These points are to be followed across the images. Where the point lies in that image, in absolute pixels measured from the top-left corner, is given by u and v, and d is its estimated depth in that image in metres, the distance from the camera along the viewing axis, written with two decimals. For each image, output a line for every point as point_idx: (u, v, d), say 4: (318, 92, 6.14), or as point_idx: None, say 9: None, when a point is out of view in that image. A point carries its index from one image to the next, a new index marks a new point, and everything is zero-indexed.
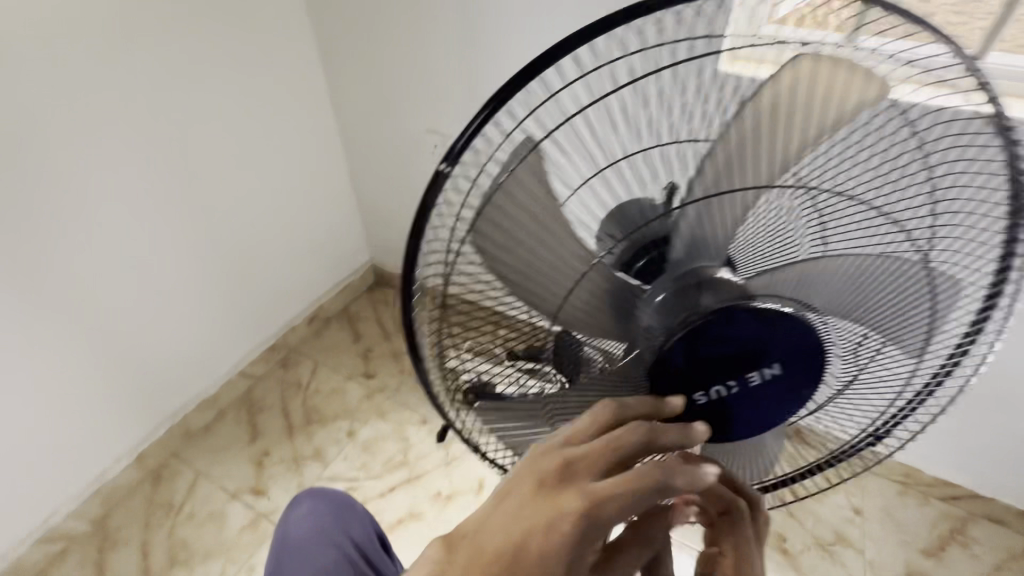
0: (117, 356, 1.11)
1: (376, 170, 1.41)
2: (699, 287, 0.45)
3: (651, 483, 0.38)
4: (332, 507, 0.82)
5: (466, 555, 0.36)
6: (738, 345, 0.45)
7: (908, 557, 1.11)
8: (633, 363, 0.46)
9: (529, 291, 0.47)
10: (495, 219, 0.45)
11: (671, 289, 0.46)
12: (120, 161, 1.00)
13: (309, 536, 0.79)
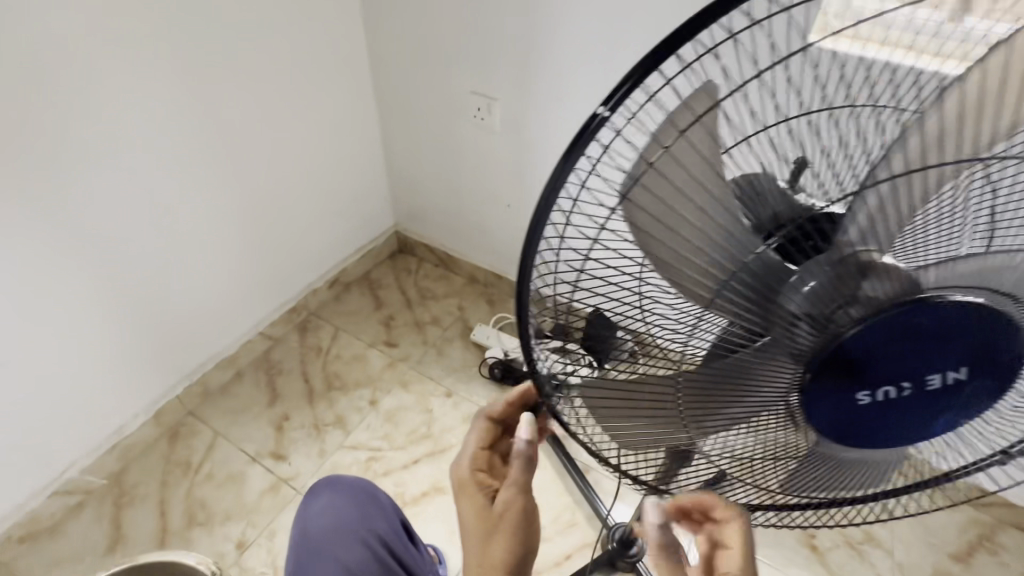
0: (138, 309, 1.06)
1: (410, 130, 1.34)
2: (861, 273, 0.39)
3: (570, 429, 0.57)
4: (356, 502, 0.74)
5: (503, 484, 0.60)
6: (900, 344, 0.40)
7: (937, 560, 1.09)
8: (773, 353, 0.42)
9: (671, 267, 0.46)
10: (645, 193, 0.44)
11: (828, 274, 0.40)
12: (150, 101, 0.93)
13: (331, 532, 0.70)
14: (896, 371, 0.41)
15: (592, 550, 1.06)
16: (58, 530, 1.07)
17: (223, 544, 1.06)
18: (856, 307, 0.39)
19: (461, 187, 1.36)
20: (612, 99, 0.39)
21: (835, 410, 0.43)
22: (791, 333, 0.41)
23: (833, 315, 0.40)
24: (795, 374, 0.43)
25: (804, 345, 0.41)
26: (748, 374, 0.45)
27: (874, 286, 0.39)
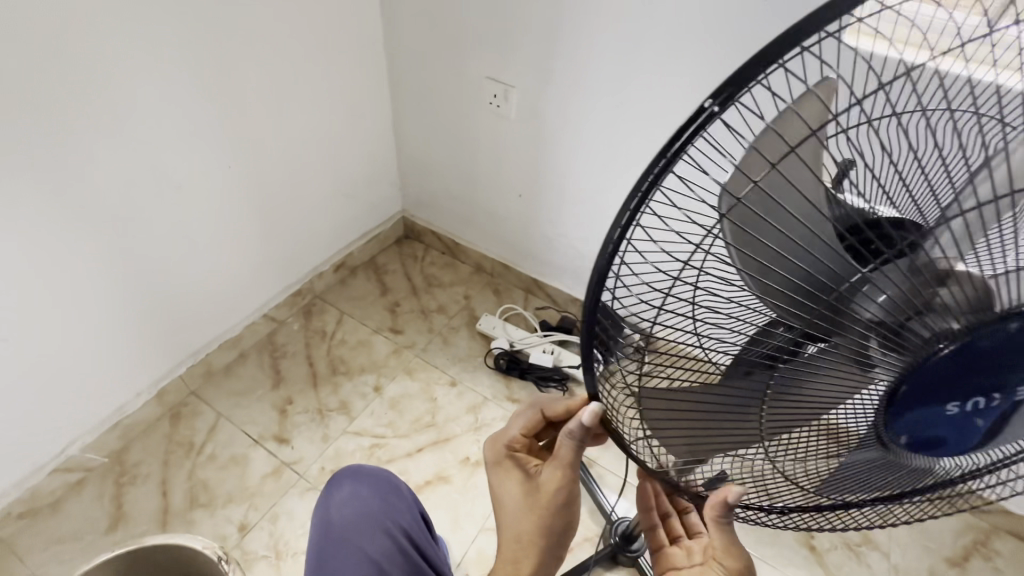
0: (144, 286, 1.04)
1: (423, 115, 1.32)
2: (944, 280, 0.36)
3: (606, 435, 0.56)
4: (376, 493, 0.73)
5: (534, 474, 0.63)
6: (989, 360, 0.36)
7: (933, 564, 1.11)
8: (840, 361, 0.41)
9: (754, 276, 0.43)
10: (739, 195, 0.41)
11: (905, 282, 0.37)
12: (162, 74, 0.91)
13: (353, 522, 0.70)
14: (983, 382, 0.37)
15: (595, 543, 1.06)
16: (57, 508, 1.06)
17: (225, 527, 1.06)
18: (939, 316, 0.36)
19: (473, 175, 1.35)
20: (721, 94, 0.38)
21: (911, 422, 0.40)
22: (862, 342, 0.39)
23: (905, 326, 0.37)
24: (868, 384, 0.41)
25: (873, 355, 0.39)
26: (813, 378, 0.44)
27: (954, 293, 0.36)
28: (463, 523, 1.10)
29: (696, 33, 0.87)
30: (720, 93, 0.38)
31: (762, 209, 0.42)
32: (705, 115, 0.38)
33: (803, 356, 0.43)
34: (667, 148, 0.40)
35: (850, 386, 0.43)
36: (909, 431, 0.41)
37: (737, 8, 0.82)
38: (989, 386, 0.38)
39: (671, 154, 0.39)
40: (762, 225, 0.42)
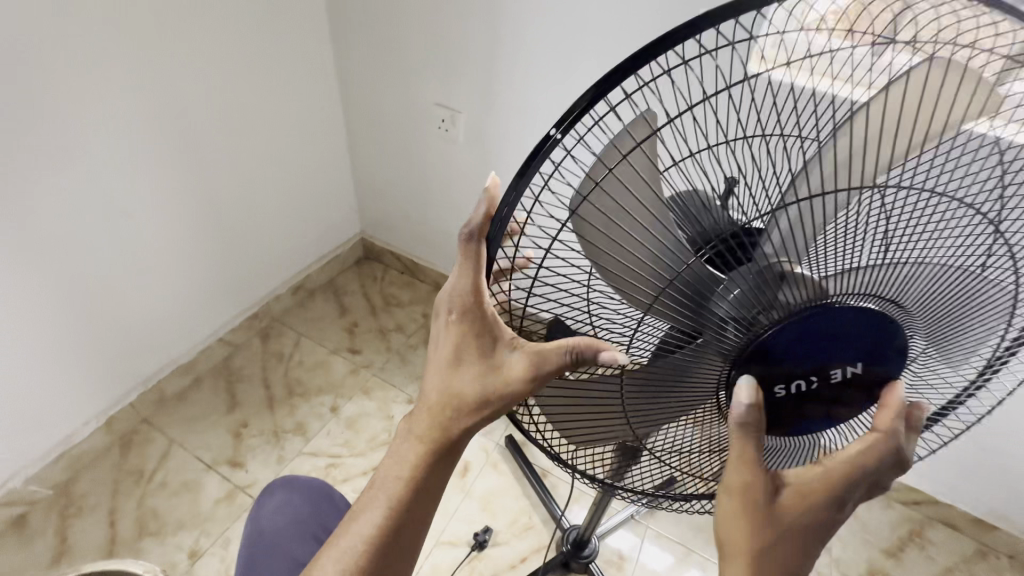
0: (92, 314, 1.04)
1: (376, 141, 1.37)
2: (781, 281, 0.43)
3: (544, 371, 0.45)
4: (309, 501, 0.77)
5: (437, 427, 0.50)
6: (807, 343, 0.45)
7: (872, 557, 1.16)
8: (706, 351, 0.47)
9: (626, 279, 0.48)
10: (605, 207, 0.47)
11: (750, 284, 0.43)
12: (108, 106, 0.93)
13: (285, 529, 0.74)
14: (797, 367, 0.46)
15: (547, 551, 1.09)
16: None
17: (175, 554, 1.05)
18: (775, 310, 0.43)
19: (425, 196, 1.39)
20: (562, 121, 0.42)
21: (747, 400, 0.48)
22: (720, 336, 0.45)
23: (754, 320, 0.44)
24: (720, 370, 0.48)
25: (729, 344, 0.45)
26: (684, 373, 0.49)
27: (789, 293, 0.43)
28: None
29: (619, 61, 0.94)
30: (562, 121, 0.41)
31: (610, 213, 0.48)
32: (551, 141, 0.42)
33: (691, 347, 0.47)
34: (525, 170, 0.42)
35: (709, 381, 0.49)
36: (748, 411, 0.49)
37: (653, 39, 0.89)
38: (806, 370, 0.46)
39: (528, 168, 0.43)
40: (616, 226, 0.48)
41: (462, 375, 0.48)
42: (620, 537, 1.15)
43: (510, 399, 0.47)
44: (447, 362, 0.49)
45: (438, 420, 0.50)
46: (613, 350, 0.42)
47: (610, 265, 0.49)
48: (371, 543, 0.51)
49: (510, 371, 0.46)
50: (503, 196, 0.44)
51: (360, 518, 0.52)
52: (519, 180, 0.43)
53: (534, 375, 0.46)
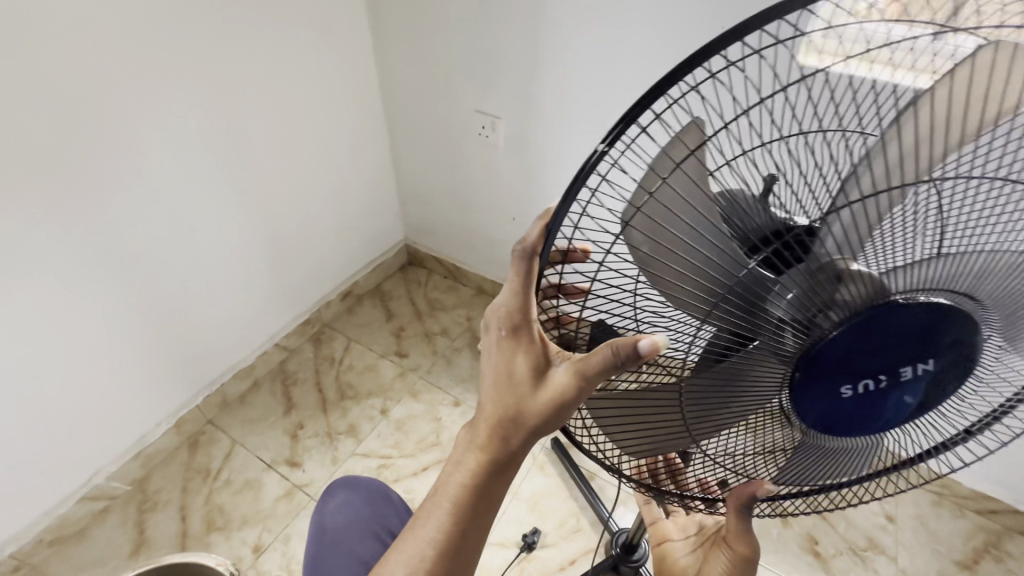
0: (164, 322, 1.11)
1: (418, 150, 1.41)
2: (838, 280, 0.41)
3: (594, 377, 0.45)
4: (370, 503, 0.80)
5: (492, 437, 0.50)
6: (876, 340, 0.43)
7: (943, 568, 1.10)
8: (765, 352, 0.45)
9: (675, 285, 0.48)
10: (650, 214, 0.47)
11: (808, 284, 0.41)
12: (176, 129, 0.99)
13: (345, 528, 0.77)
14: (868, 365, 0.44)
15: (596, 555, 1.09)
16: (84, 535, 1.11)
17: (240, 549, 1.10)
18: (836, 309, 0.41)
19: (467, 202, 1.42)
20: (608, 133, 0.39)
21: (817, 402, 0.46)
22: (779, 338, 0.44)
23: (813, 320, 0.42)
24: (781, 372, 0.46)
25: (788, 346, 0.44)
26: (744, 377, 0.48)
27: (847, 291, 0.41)
28: None
29: (662, 61, 0.93)
30: (610, 134, 0.39)
31: (659, 219, 0.48)
32: (597, 156, 0.39)
33: (748, 350, 0.46)
34: (570, 188, 0.41)
35: (770, 383, 0.47)
36: (817, 412, 0.47)
37: (698, 36, 0.87)
38: (875, 368, 0.44)
39: (574, 187, 0.40)
40: (666, 229, 0.48)
41: (513, 389, 0.48)
42: None
43: (563, 406, 0.47)
44: (498, 377, 0.49)
45: (489, 434, 0.50)
46: (650, 339, 0.42)
47: (658, 272, 0.49)
48: (437, 548, 0.54)
49: (562, 379, 0.46)
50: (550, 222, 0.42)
51: (422, 526, 0.55)
52: (563, 204, 0.42)
53: (585, 379, 0.46)
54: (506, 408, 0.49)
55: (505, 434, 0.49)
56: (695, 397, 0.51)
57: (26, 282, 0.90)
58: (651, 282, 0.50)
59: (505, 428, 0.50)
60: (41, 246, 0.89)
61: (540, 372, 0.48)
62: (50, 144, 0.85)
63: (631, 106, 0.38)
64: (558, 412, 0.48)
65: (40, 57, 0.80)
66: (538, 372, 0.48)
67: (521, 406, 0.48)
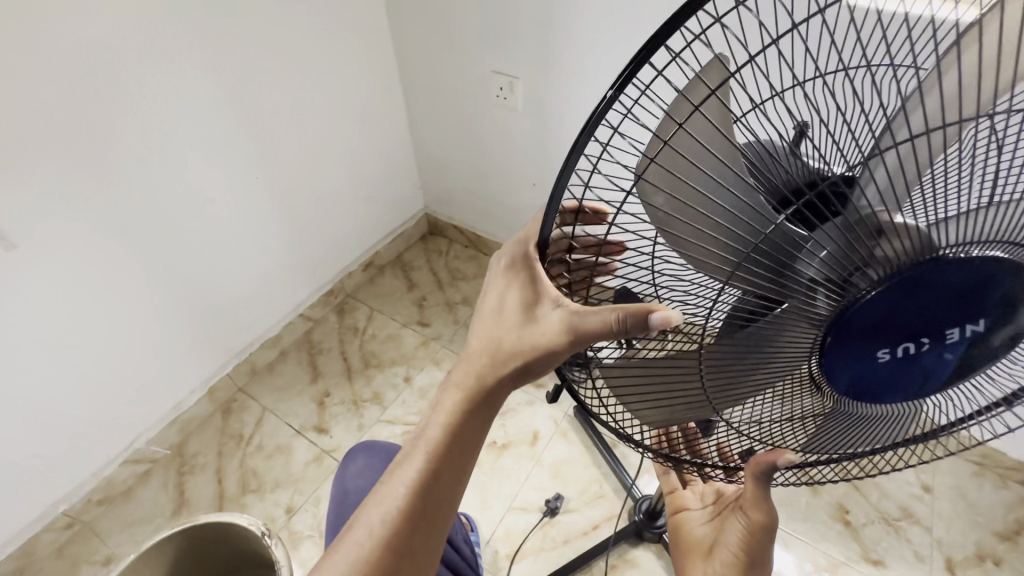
0: (192, 294, 1.13)
1: (435, 114, 1.37)
2: (879, 236, 0.38)
3: (587, 340, 0.44)
4: (388, 465, 0.82)
5: (478, 370, 0.54)
6: (919, 301, 0.39)
7: (982, 538, 1.06)
8: (793, 314, 0.42)
9: (695, 247, 0.44)
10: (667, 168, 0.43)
11: (845, 240, 0.38)
12: (191, 100, 0.98)
13: (366, 489, 0.79)
14: (908, 327, 0.41)
15: (619, 520, 1.09)
16: (129, 495, 1.17)
17: (274, 510, 1.15)
18: (875, 267, 0.38)
19: (486, 168, 1.38)
20: (618, 78, 0.34)
21: (850, 369, 0.43)
22: (811, 299, 0.40)
23: (849, 280, 0.39)
24: (814, 337, 0.43)
25: (822, 309, 0.40)
26: (769, 342, 0.44)
27: (887, 247, 0.38)
28: (492, 501, 1.12)
29: None
30: (619, 78, 0.34)
31: (678, 173, 0.43)
32: (605, 105, 0.35)
33: (775, 314, 0.43)
34: (574, 145, 0.36)
35: (800, 348, 0.44)
36: (852, 381, 0.44)
37: None
38: (916, 331, 0.41)
39: (580, 140, 0.36)
40: (685, 184, 0.43)
41: (506, 323, 0.50)
42: None
43: (550, 356, 0.47)
44: (496, 311, 0.51)
45: (479, 368, 0.53)
46: (662, 311, 0.39)
47: (675, 232, 0.45)
48: (411, 489, 0.57)
49: (553, 326, 0.45)
50: (555, 181, 0.38)
51: (404, 465, 0.58)
52: (567, 163, 0.37)
53: (573, 330, 0.44)
54: (491, 341, 0.52)
55: (492, 370, 0.52)
56: (716, 366, 0.47)
57: (57, 257, 0.91)
58: (671, 245, 0.46)
59: (489, 364, 0.53)
60: (65, 219, 0.90)
61: (532, 320, 0.48)
62: (67, 118, 0.84)
63: (644, 46, 0.33)
64: (546, 361, 0.48)
65: (51, 26, 0.79)
66: (533, 319, 0.47)
67: (506, 341, 0.51)
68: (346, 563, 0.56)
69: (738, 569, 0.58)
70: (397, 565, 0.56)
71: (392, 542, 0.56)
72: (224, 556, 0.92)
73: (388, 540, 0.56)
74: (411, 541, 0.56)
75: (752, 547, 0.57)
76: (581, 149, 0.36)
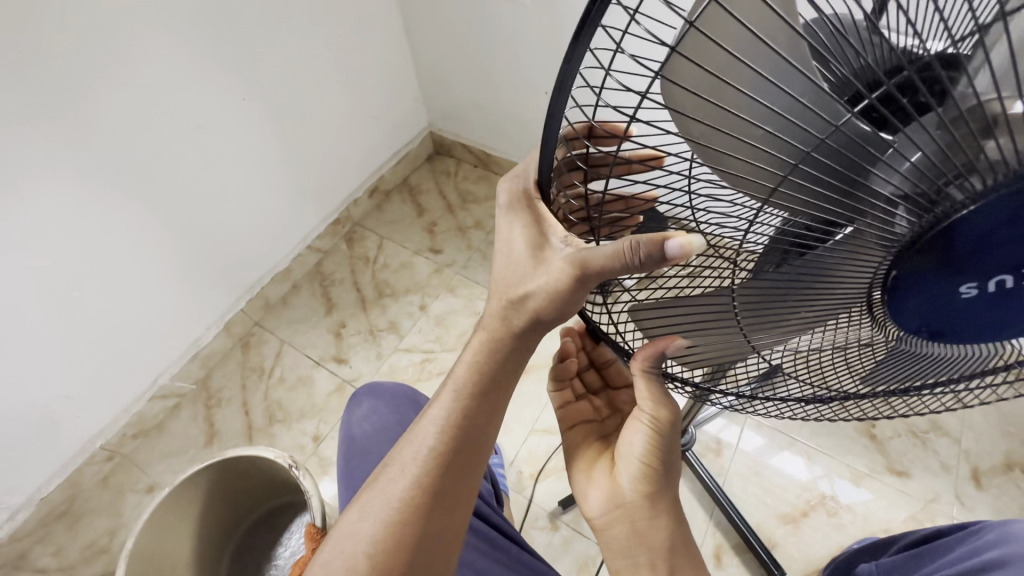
0: (193, 231, 1.08)
1: (434, 13, 1.20)
2: (985, 132, 0.28)
3: (594, 274, 0.41)
4: (394, 404, 0.81)
5: (498, 306, 0.52)
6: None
7: (1012, 448, 1.05)
8: (858, 241, 0.34)
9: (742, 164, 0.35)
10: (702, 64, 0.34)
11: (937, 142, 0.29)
12: (157, 9, 0.85)
13: (373, 434, 0.79)
14: (1012, 258, 0.31)
15: None
16: (163, 428, 1.21)
17: (302, 439, 1.18)
18: (980, 175, 0.28)
19: (496, 78, 1.25)
20: None
21: (924, 313, 0.35)
22: (886, 221, 0.32)
23: (940, 194, 0.30)
24: (876, 270, 0.34)
25: (899, 233, 0.31)
26: (823, 274, 0.37)
27: (1002, 144, 0.28)
28: (513, 425, 1.13)
29: None
30: None
31: (720, 69, 0.34)
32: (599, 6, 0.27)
33: (836, 241, 0.35)
34: (570, 57, 0.29)
35: (857, 285, 0.36)
36: (926, 324, 0.36)
37: None
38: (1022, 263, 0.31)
39: (575, 51, 0.29)
40: (729, 86, 0.34)
41: (517, 266, 0.48)
42: (719, 425, 1.12)
43: (559, 295, 0.45)
44: (507, 252, 0.49)
45: (500, 309, 0.51)
46: (679, 238, 0.34)
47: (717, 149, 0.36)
48: (442, 440, 0.54)
49: (561, 263, 0.43)
50: (552, 101, 0.31)
51: (433, 409, 0.56)
52: (565, 76, 0.30)
53: (581, 268, 0.41)
54: (511, 284, 0.50)
55: (511, 313, 0.51)
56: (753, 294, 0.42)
57: (44, 198, 0.84)
58: (713, 167, 0.37)
59: (514, 306, 0.50)
60: (44, 159, 0.82)
61: (541, 256, 0.46)
62: (22, 41, 0.74)
63: None
64: (559, 301, 0.46)
65: None
66: (537, 253, 0.46)
67: (526, 279, 0.48)
68: (380, 505, 0.53)
69: (644, 471, 0.57)
70: (432, 509, 0.53)
71: (428, 483, 0.53)
72: (258, 482, 0.96)
73: (421, 481, 0.53)
74: (442, 483, 0.53)
75: (659, 448, 0.56)
76: (580, 59, 0.29)
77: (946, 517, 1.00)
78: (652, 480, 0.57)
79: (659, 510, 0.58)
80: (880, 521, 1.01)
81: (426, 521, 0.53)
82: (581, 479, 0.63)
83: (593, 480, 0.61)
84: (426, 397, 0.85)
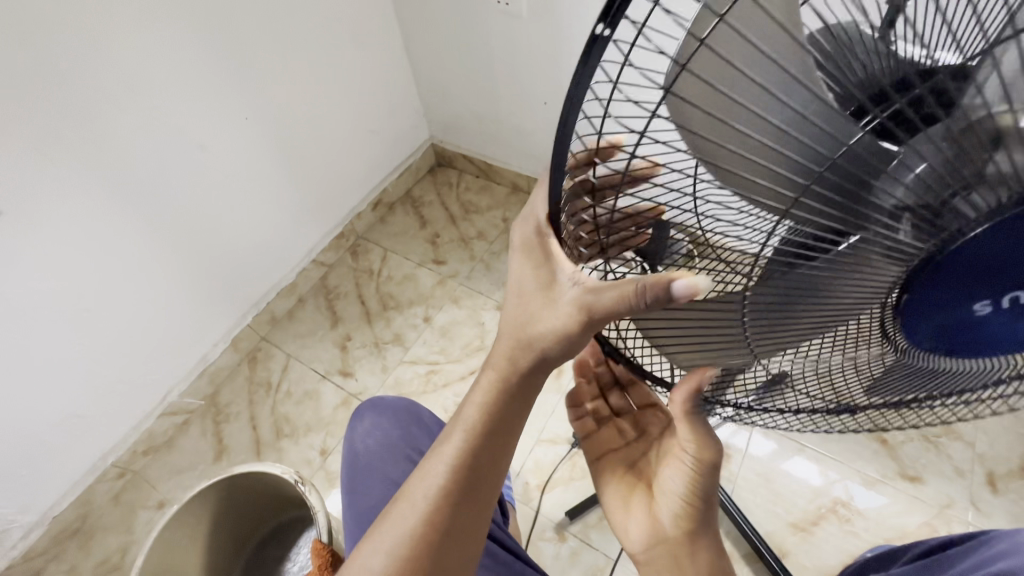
0: (200, 248, 1.09)
1: (432, 28, 1.22)
2: (996, 144, 0.28)
3: (605, 314, 0.41)
4: (397, 420, 0.82)
5: (507, 345, 0.52)
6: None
7: None
8: (857, 253, 0.33)
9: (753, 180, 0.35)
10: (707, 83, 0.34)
11: (945, 153, 0.29)
12: (158, 33, 0.86)
13: (376, 450, 0.79)
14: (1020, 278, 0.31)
15: None
16: (172, 445, 1.22)
17: (309, 453, 1.19)
18: (990, 190, 0.28)
19: (494, 88, 1.26)
20: (609, 11, 0.27)
21: (938, 329, 0.35)
22: (890, 232, 0.31)
23: (945, 206, 0.30)
24: (877, 282, 0.34)
25: (905, 246, 0.31)
26: (821, 289, 0.36)
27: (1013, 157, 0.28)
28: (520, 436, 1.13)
29: None
30: (612, 6, 0.27)
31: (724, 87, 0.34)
32: (597, 45, 0.28)
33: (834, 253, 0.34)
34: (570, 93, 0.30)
35: (866, 301, 0.36)
36: (938, 340, 0.35)
37: None
38: None
39: (576, 90, 0.29)
40: (728, 105, 0.34)
41: (526, 305, 0.49)
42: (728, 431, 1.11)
43: (569, 333, 0.46)
44: (517, 292, 0.50)
45: (510, 348, 0.52)
46: (687, 277, 0.34)
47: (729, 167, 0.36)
48: (451, 475, 0.54)
49: (570, 306, 0.44)
50: (557, 136, 0.32)
51: (442, 444, 0.56)
52: (569, 111, 0.31)
53: (593, 310, 0.43)
54: (518, 325, 0.50)
55: (519, 354, 0.51)
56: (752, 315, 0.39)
57: (51, 223, 0.86)
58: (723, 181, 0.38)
59: (525, 347, 0.50)
60: (51, 184, 0.84)
61: (550, 297, 0.47)
62: (28, 68, 0.76)
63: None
64: (568, 339, 0.47)
65: None
66: (546, 294, 0.47)
67: (535, 320, 0.48)
68: (390, 541, 0.53)
69: (683, 508, 0.58)
70: (443, 545, 0.53)
71: (438, 518, 0.53)
72: (266, 498, 0.97)
73: (431, 517, 0.53)
74: (454, 519, 0.54)
75: (698, 486, 0.57)
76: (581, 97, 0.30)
77: (961, 523, 0.98)
78: (691, 518, 0.58)
79: (703, 545, 0.59)
80: (895, 528, 1.00)
81: (439, 554, 0.53)
82: (620, 514, 0.64)
83: (632, 513, 0.63)
84: (428, 410, 0.86)
